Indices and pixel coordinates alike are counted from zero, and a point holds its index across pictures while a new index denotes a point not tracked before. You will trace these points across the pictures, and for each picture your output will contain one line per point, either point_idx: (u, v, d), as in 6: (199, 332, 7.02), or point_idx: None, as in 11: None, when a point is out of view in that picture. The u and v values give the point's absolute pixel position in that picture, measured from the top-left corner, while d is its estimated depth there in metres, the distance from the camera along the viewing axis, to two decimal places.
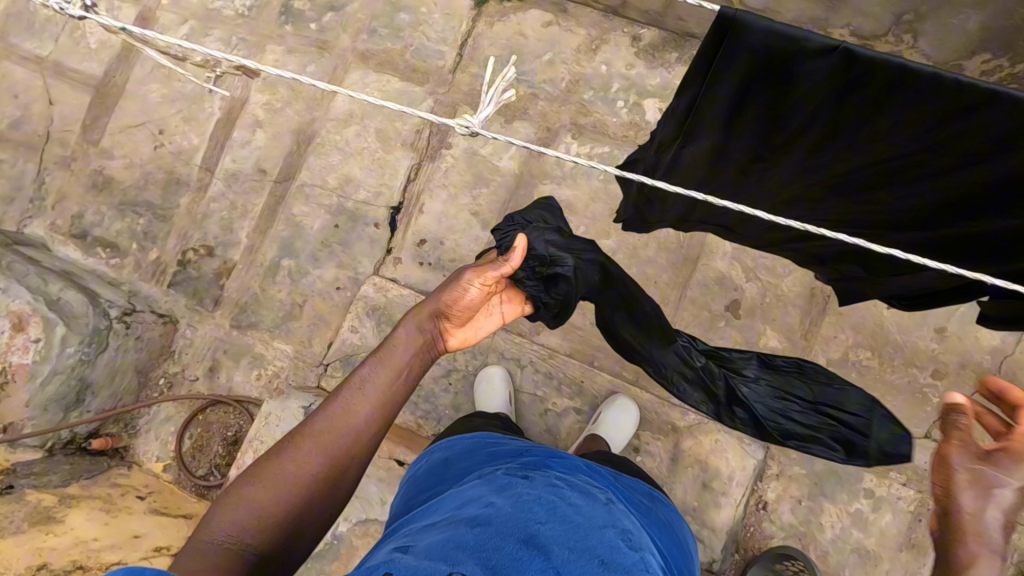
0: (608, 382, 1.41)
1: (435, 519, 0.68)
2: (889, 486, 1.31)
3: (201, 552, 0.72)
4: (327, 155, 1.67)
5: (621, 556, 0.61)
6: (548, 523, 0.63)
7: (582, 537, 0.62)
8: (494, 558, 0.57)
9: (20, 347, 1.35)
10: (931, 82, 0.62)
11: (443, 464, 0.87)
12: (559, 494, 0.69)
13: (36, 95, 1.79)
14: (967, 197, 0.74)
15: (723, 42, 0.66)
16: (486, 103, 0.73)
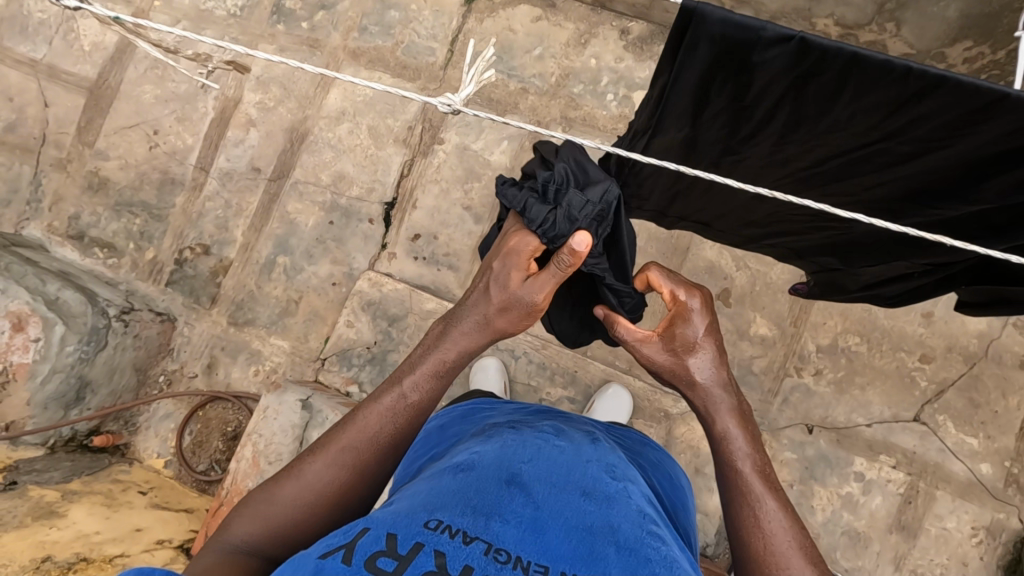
0: (602, 371, 1.42)
1: (420, 474, 0.68)
2: (879, 469, 1.33)
3: (213, 550, 0.68)
4: (320, 152, 1.69)
5: (604, 485, 0.63)
6: (531, 463, 0.64)
7: (565, 473, 0.64)
8: (475, 499, 0.57)
9: (20, 347, 1.37)
10: (882, 69, 0.63)
11: (439, 427, 0.87)
12: (543, 440, 0.69)
13: (30, 97, 1.80)
14: (928, 182, 0.75)
15: (686, 32, 0.68)
16: (467, 84, 0.74)
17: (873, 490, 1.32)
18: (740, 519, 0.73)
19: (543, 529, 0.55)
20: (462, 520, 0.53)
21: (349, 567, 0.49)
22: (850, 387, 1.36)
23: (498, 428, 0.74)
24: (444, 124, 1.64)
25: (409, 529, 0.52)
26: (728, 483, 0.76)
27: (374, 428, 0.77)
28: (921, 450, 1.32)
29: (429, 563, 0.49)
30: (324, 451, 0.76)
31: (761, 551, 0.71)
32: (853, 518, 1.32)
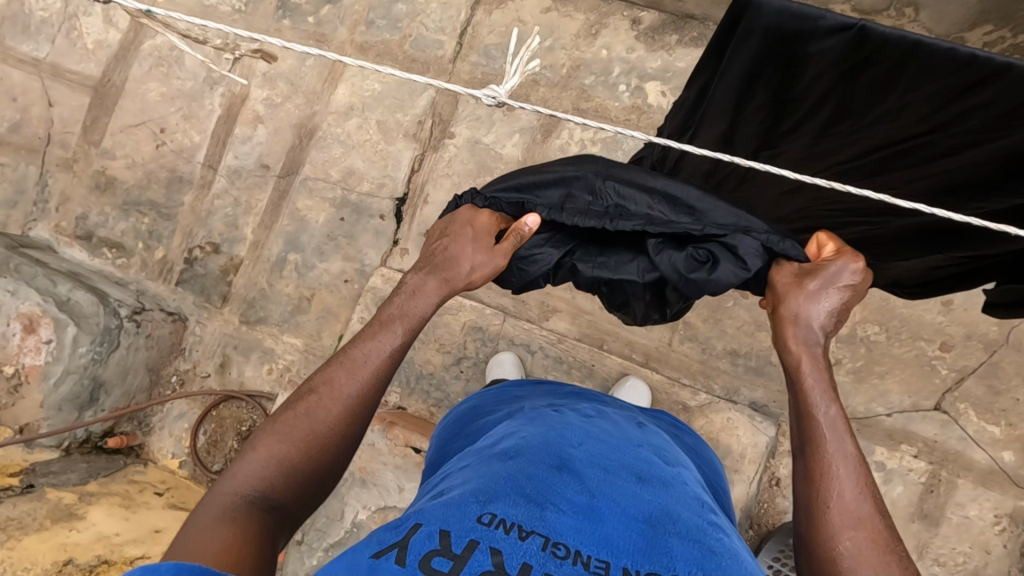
0: (619, 364, 1.42)
1: (466, 460, 0.70)
2: (900, 458, 1.32)
3: (227, 502, 0.70)
4: (329, 148, 1.67)
5: (659, 470, 0.68)
6: (580, 447, 0.67)
7: (615, 458, 0.67)
8: (528, 488, 0.59)
9: (31, 349, 1.37)
10: (942, 57, 0.63)
11: (474, 410, 0.91)
12: (591, 424, 0.74)
13: (34, 97, 1.78)
14: (968, 176, 0.74)
15: (741, 15, 0.68)
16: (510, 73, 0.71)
17: (894, 480, 1.32)
18: (807, 470, 0.72)
19: (601, 520, 0.56)
20: (515, 512, 0.55)
21: (402, 568, 0.50)
22: (869, 376, 1.35)
23: (542, 414, 0.76)
24: (454, 118, 1.63)
25: (463, 525, 0.53)
26: (800, 433, 0.74)
27: (341, 389, 0.78)
28: (941, 439, 1.32)
29: (486, 562, 0.49)
30: (293, 414, 0.77)
31: (824, 503, 0.69)
32: None
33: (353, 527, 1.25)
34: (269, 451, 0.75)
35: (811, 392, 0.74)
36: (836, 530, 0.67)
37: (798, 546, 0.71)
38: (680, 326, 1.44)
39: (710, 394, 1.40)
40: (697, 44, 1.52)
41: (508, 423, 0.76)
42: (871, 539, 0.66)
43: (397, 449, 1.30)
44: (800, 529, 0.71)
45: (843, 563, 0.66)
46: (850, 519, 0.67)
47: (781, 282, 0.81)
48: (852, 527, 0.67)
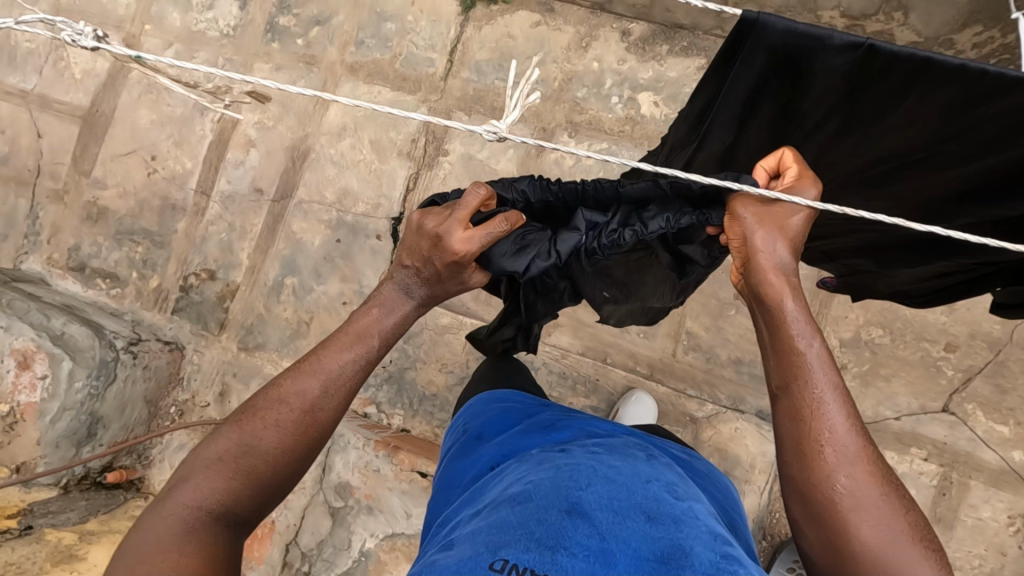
0: (624, 378, 1.42)
1: (479, 502, 0.72)
2: (910, 462, 1.31)
3: (169, 512, 0.68)
4: (323, 169, 1.66)
5: (669, 506, 0.66)
6: (591, 488, 0.66)
7: (623, 497, 0.66)
8: (538, 532, 0.61)
9: (26, 386, 1.37)
10: (953, 73, 0.61)
11: (476, 440, 0.93)
12: (600, 461, 0.73)
13: (22, 128, 1.79)
14: (976, 185, 0.74)
15: (743, 37, 0.67)
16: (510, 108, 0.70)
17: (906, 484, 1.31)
18: (794, 409, 0.71)
19: (610, 561, 0.58)
20: (528, 558, 0.57)
21: None
22: (875, 379, 1.34)
23: (551, 454, 0.76)
24: (448, 134, 1.62)
25: (474, 575, 0.56)
26: (784, 369, 0.72)
27: (309, 398, 0.77)
28: (951, 441, 1.31)
29: None
30: (255, 422, 0.75)
31: (817, 442, 0.69)
32: None
33: (360, 556, 1.23)
34: (227, 462, 0.73)
35: (788, 333, 0.72)
36: (832, 468, 0.68)
37: (789, 484, 0.72)
38: (683, 336, 1.43)
39: (717, 404, 1.39)
40: (688, 52, 1.52)
41: (516, 467, 0.76)
42: (865, 473, 0.68)
43: (403, 475, 1.28)
44: (791, 468, 0.71)
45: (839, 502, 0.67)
46: (844, 455, 0.68)
47: (754, 215, 0.74)
48: (851, 463, 0.68)
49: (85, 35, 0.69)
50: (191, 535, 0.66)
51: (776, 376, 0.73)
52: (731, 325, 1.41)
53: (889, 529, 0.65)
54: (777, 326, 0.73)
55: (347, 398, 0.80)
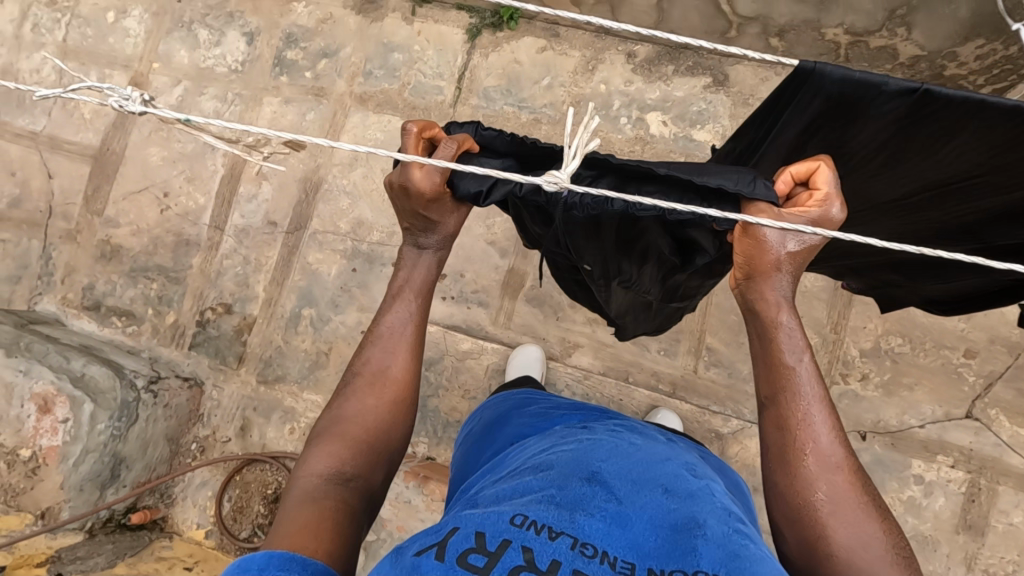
0: (648, 397, 1.43)
1: (504, 474, 0.75)
2: (938, 470, 1.32)
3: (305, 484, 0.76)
4: (336, 200, 1.67)
5: (686, 482, 0.70)
6: (610, 460, 0.70)
7: (643, 472, 0.70)
8: (559, 497, 0.62)
9: (48, 430, 1.36)
10: (1006, 113, 0.63)
11: (498, 422, 0.98)
12: (619, 438, 0.77)
13: (33, 170, 1.80)
14: (1017, 210, 0.75)
15: (797, 85, 0.68)
16: (570, 157, 0.63)
17: (934, 491, 1.31)
18: (782, 418, 0.72)
19: (628, 524, 0.60)
20: (547, 515, 0.59)
21: (442, 563, 0.54)
22: (898, 388, 1.35)
23: (575, 433, 0.80)
24: None
25: (497, 526, 0.57)
26: (773, 380, 0.73)
27: (377, 364, 0.88)
28: (977, 447, 1.31)
29: (519, 558, 0.53)
30: (344, 399, 0.86)
31: (801, 451, 0.71)
32: (918, 522, 1.31)
33: None
34: (334, 433, 0.83)
35: (780, 347, 0.73)
36: (814, 477, 0.70)
37: (768, 486, 0.74)
38: (704, 352, 1.44)
39: (741, 419, 1.40)
40: (694, 72, 1.55)
41: (544, 439, 0.80)
42: (844, 484, 0.70)
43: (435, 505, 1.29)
44: (775, 474, 0.72)
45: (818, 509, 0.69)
46: (827, 465, 0.70)
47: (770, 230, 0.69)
48: (833, 472, 0.70)
49: (131, 100, 0.69)
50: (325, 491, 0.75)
51: (765, 385, 0.75)
52: None
53: (862, 538, 0.67)
54: (771, 341, 0.73)
55: (414, 350, 0.89)
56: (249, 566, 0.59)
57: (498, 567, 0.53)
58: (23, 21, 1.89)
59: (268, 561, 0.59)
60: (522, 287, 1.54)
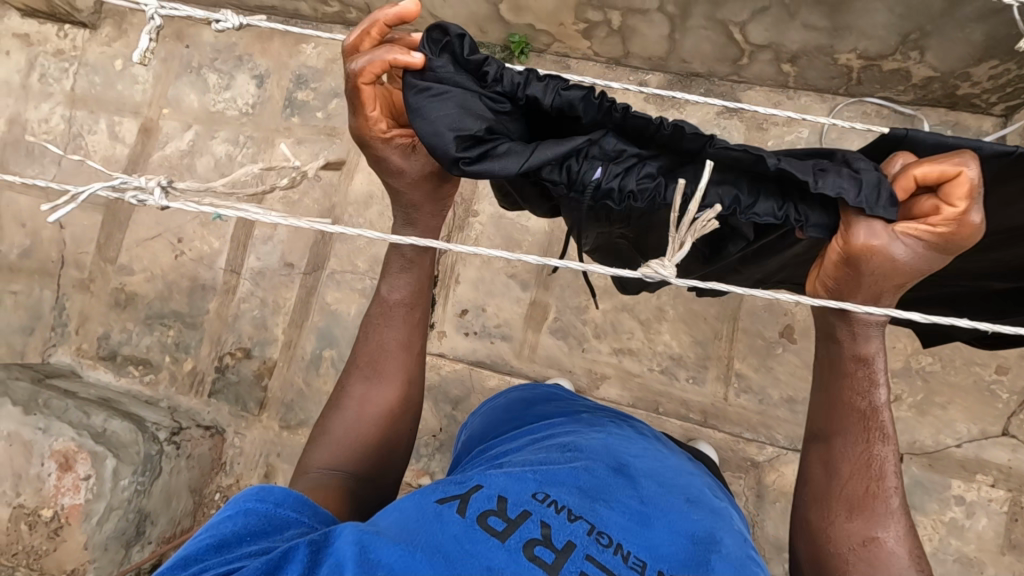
0: (680, 426, 1.42)
1: (531, 447, 0.79)
2: (978, 489, 1.31)
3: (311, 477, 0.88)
4: (353, 239, 1.66)
5: (709, 498, 0.73)
6: (638, 459, 0.76)
7: (671, 479, 0.74)
8: (585, 484, 0.67)
9: (70, 488, 1.33)
10: None
11: (523, 401, 0.99)
12: (651, 445, 0.82)
13: (44, 220, 1.78)
14: None
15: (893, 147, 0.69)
16: (676, 249, 0.66)
17: (976, 512, 1.30)
18: (833, 462, 0.79)
19: (647, 522, 0.65)
20: (568, 499, 0.64)
21: (464, 517, 0.60)
22: (931, 408, 1.34)
23: (599, 424, 0.84)
24: (476, 196, 1.64)
25: (519, 496, 0.63)
26: (833, 425, 0.79)
27: (369, 362, 0.95)
28: (1017, 464, 1.30)
29: (536, 531, 0.59)
30: (341, 396, 0.95)
31: (852, 500, 0.77)
32: (962, 544, 1.29)
33: None
34: (334, 429, 0.93)
35: (851, 397, 0.78)
36: (863, 528, 0.76)
37: (805, 522, 0.82)
38: (733, 378, 1.43)
39: (776, 445, 1.38)
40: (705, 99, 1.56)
41: (573, 425, 0.84)
42: (896, 542, 0.75)
43: None
44: (813, 512, 0.80)
45: (864, 549, 0.76)
46: (879, 520, 0.76)
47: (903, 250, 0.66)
48: (883, 528, 0.76)
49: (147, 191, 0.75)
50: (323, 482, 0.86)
51: (823, 427, 0.81)
52: (781, 364, 1.41)
53: None
54: (843, 388, 0.78)
55: (406, 358, 0.96)
56: (268, 496, 0.69)
57: (515, 535, 0.59)
58: (29, 71, 1.89)
59: (284, 498, 0.69)
60: (546, 319, 1.53)
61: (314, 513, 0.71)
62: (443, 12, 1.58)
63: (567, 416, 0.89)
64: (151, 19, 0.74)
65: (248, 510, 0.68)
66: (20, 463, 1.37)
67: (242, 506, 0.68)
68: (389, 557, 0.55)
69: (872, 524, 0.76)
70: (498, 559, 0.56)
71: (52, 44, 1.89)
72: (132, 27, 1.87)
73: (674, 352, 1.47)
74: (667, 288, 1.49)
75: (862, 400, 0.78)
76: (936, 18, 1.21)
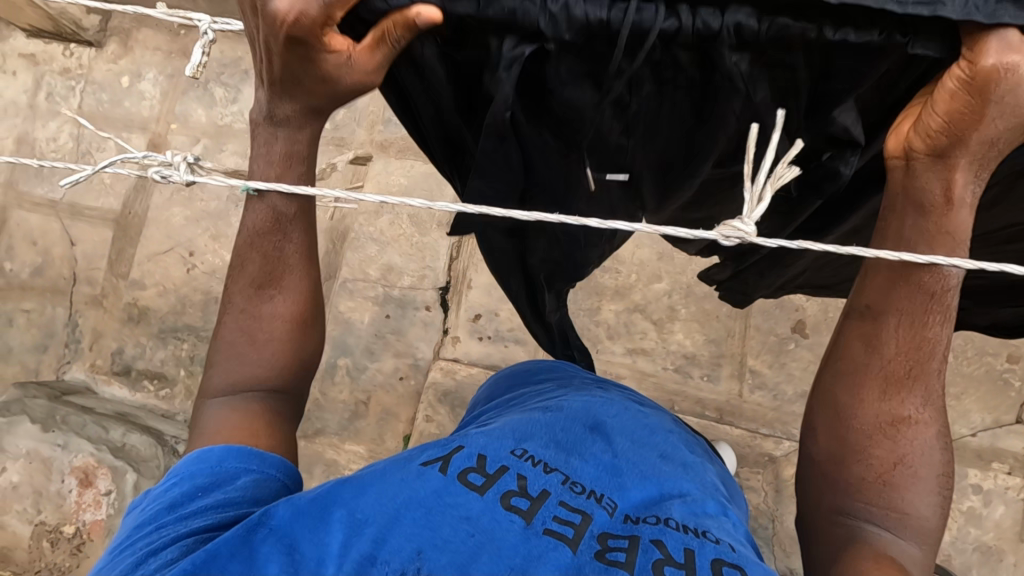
0: (696, 424, 1.42)
1: (510, 411, 0.75)
2: (994, 477, 1.32)
3: (228, 405, 0.75)
4: (364, 248, 1.67)
5: (680, 453, 0.69)
6: (615, 417, 0.71)
7: (647, 435, 0.70)
8: (558, 438, 0.64)
9: (91, 503, 1.35)
10: None
11: (526, 371, 0.94)
12: (632, 405, 0.77)
13: (55, 238, 1.79)
14: None
15: None
16: (753, 203, 0.57)
17: (994, 500, 1.31)
18: (875, 338, 0.64)
19: (620, 474, 0.61)
20: (546, 454, 0.61)
21: (445, 475, 0.57)
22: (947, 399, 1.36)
23: (584, 388, 0.80)
24: None
25: (497, 452, 0.60)
26: (893, 295, 0.62)
27: (251, 270, 0.76)
28: None
29: (513, 483, 0.56)
30: (230, 314, 0.78)
31: (893, 377, 0.64)
32: (980, 533, 1.30)
33: None
34: (228, 344, 0.77)
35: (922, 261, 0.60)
36: (899, 407, 0.64)
37: (827, 398, 0.68)
38: (747, 375, 1.45)
39: (793, 440, 1.40)
40: None
41: (555, 390, 0.80)
42: (929, 419, 0.64)
43: None
44: (843, 393, 0.66)
45: (893, 429, 0.64)
46: (921, 397, 0.64)
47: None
48: (921, 405, 0.64)
49: (173, 167, 0.71)
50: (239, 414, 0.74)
51: (871, 293, 0.64)
52: (793, 360, 1.44)
53: (926, 475, 0.64)
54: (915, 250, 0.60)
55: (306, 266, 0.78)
56: (209, 458, 0.68)
57: (494, 488, 0.56)
58: (36, 90, 1.90)
59: (225, 455, 0.68)
60: None
61: (262, 459, 0.69)
62: None
63: (552, 383, 0.85)
64: (203, 32, 0.73)
65: (193, 475, 0.66)
66: (40, 481, 1.38)
67: (184, 473, 0.66)
68: (371, 512, 0.54)
69: (905, 402, 0.64)
70: (475, 508, 0.54)
71: (59, 63, 1.91)
72: (137, 43, 1.89)
73: (687, 350, 1.48)
74: (678, 287, 1.51)
75: (931, 277, 0.60)
76: None
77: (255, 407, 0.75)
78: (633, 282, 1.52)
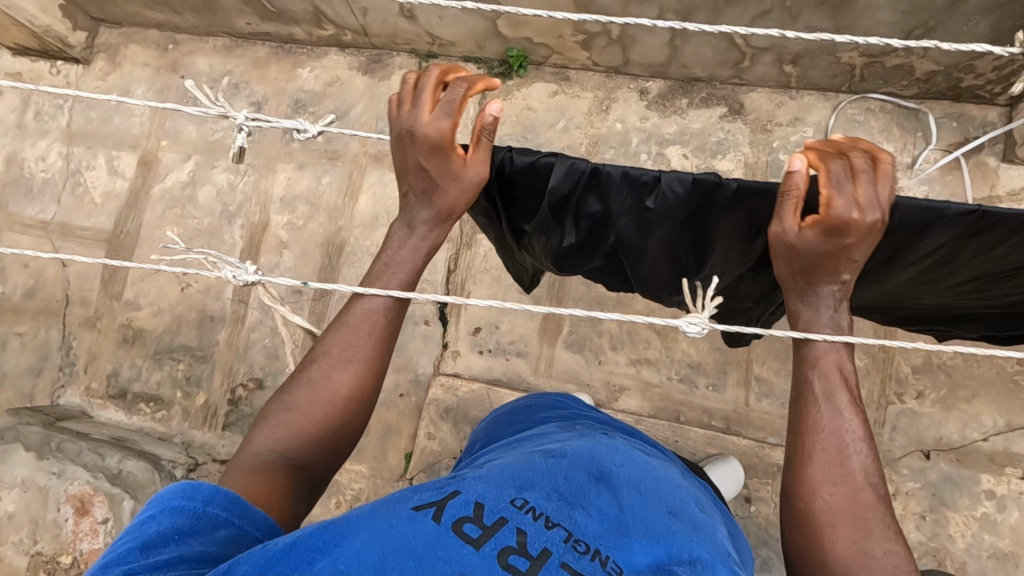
0: (702, 435, 1.40)
1: (508, 453, 0.72)
2: (1008, 483, 1.29)
3: (253, 467, 0.75)
4: (360, 262, 1.63)
5: (689, 510, 0.65)
6: (623, 466, 0.68)
7: (654, 487, 0.67)
8: (562, 489, 0.61)
9: (88, 532, 1.31)
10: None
11: (526, 408, 0.91)
12: (639, 451, 0.75)
13: (47, 259, 1.77)
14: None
15: None
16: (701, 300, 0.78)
17: (1008, 505, 1.28)
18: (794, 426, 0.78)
19: (626, 533, 0.58)
20: (547, 506, 0.58)
21: (437, 524, 0.54)
22: (956, 402, 1.34)
23: (589, 432, 0.76)
24: None
25: (497, 502, 0.57)
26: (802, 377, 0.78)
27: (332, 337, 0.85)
28: None
29: (511, 539, 0.54)
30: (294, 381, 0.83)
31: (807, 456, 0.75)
32: (996, 539, 1.26)
33: None
34: (285, 408, 0.81)
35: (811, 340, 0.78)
36: (819, 483, 0.73)
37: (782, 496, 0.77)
38: (753, 383, 1.42)
39: None
40: (709, 103, 1.54)
41: (558, 431, 0.77)
42: (853, 493, 0.72)
43: None
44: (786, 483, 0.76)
45: (824, 506, 0.72)
46: (839, 471, 0.73)
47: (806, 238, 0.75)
48: (838, 478, 0.72)
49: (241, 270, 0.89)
50: (267, 479, 0.74)
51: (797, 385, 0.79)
52: None
53: (859, 545, 0.69)
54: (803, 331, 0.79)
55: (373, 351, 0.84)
56: (196, 494, 0.64)
57: (490, 543, 0.53)
58: (24, 110, 1.87)
59: (213, 495, 0.64)
60: (561, 332, 1.52)
61: (246, 508, 0.65)
62: (440, 30, 1.57)
63: (554, 424, 0.81)
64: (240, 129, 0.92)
65: (175, 512, 0.62)
66: (36, 510, 1.35)
67: (168, 506, 0.63)
68: (354, 563, 0.51)
69: (825, 479, 0.73)
70: (469, 564, 0.51)
71: (45, 81, 1.87)
72: (125, 59, 1.86)
73: (692, 359, 1.45)
74: None
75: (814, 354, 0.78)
76: (941, 13, 1.21)
77: (281, 479, 0.75)
78: (635, 291, 1.50)
